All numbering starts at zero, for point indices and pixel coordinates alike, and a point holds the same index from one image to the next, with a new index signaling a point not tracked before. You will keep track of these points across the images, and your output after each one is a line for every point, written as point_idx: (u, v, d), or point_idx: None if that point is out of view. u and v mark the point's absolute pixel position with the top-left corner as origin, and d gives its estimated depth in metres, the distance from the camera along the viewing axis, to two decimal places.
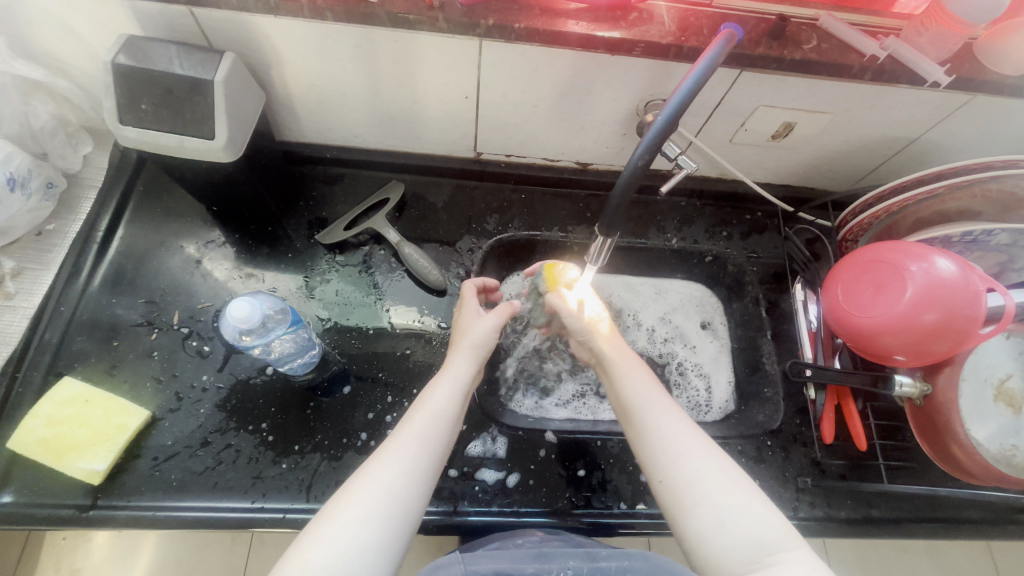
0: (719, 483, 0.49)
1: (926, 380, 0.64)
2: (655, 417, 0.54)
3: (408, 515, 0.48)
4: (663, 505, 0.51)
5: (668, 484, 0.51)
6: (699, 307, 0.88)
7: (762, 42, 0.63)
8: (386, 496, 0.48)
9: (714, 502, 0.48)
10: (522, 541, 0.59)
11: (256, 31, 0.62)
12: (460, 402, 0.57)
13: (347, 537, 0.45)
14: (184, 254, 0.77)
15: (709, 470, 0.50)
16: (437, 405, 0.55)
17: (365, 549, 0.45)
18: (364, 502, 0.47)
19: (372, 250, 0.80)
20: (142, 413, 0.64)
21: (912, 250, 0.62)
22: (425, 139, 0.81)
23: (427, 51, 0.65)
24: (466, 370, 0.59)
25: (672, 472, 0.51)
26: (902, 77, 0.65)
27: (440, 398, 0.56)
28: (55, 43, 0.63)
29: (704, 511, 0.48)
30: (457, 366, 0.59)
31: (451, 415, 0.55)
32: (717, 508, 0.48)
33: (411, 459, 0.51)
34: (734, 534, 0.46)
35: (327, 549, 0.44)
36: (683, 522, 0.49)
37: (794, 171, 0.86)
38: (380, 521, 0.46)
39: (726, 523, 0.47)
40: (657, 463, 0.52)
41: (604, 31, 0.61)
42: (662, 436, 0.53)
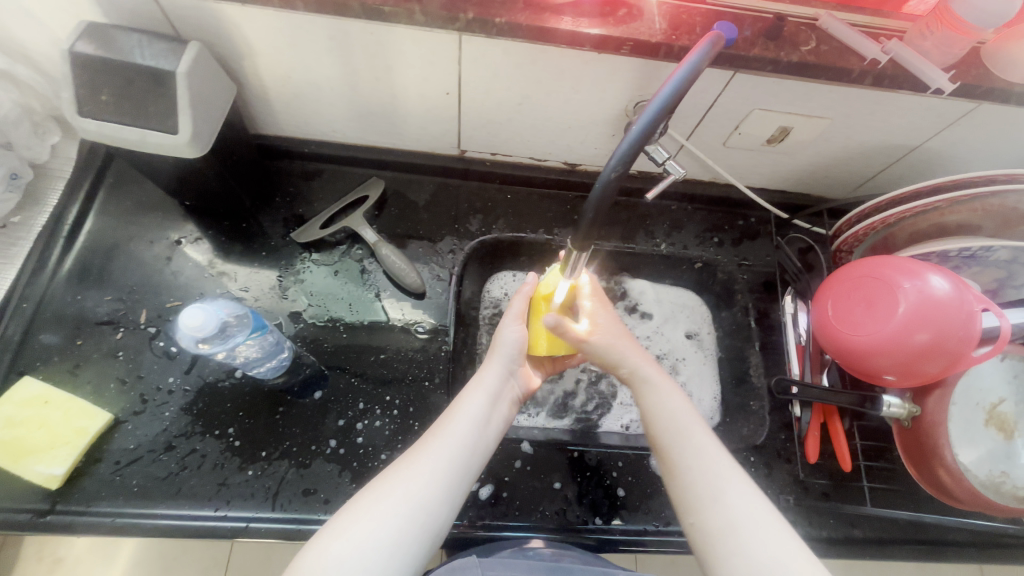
0: (742, 516, 0.49)
1: (915, 402, 0.62)
2: (688, 454, 0.53)
3: (434, 515, 0.47)
4: (689, 531, 0.51)
5: (689, 509, 0.50)
6: (688, 317, 0.86)
7: (758, 42, 0.60)
8: (413, 497, 0.47)
9: (735, 536, 0.48)
10: (533, 554, 0.57)
11: (224, 21, 0.59)
12: (490, 408, 0.56)
13: (368, 532, 0.45)
14: (155, 250, 0.74)
15: (733, 501, 0.50)
16: (472, 411, 0.55)
17: (386, 547, 0.44)
18: (393, 500, 0.46)
19: (349, 249, 0.78)
20: (104, 416, 0.62)
21: (905, 266, 0.60)
22: (407, 135, 0.78)
23: (406, 44, 0.62)
24: (496, 378, 0.58)
25: (697, 503, 0.50)
26: (904, 83, 0.62)
27: (476, 406, 0.55)
28: (14, 28, 0.60)
29: (727, 544, 0.48)
30: (487, 375, 0.58)
31: (485, 417, 0.55)
32: (740, 541, 0.47)
33: (441, 462, 0.50)
34: (756, 570, 0.46)
35: (349, 540, 0.44)
36: (721, 568, 0.47)
37: (789, 177, 0.83)
38: (400, 524, 0.45)
39: (747, 556, 0.46)
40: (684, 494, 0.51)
41: (591, 27, 0.58)
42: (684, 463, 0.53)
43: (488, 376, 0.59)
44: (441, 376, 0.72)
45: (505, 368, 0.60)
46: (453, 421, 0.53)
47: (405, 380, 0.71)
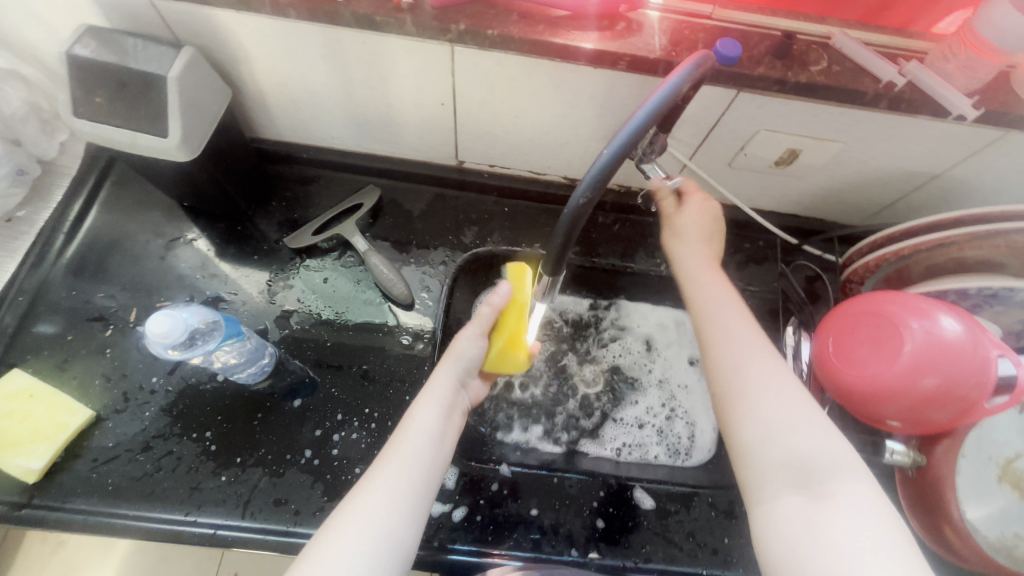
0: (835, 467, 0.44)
1: (922, 451, 0.57)
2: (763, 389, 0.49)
3: (399, 544, 0.45)
4: (743, 472, 0.47)
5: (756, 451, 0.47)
6: (693, 341, 0.82)
7: (765, 61, 0.57)
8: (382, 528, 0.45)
9: (764, 415, 0.47)
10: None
11: (219, 27, 0.59)
12: (441, 423, 0.54)
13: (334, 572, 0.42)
14: (151, 249, 0.75)
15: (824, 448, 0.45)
16: (424, 428, 0.52)
17: None
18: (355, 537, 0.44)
19: (341, 256, 0.77)
20: (85, 413, 0.63)
21: (914, 305, 0.56)
22: (405, 144, 0.77)
23: (399, 54, 0.61)
24: (446, 389, 0.56)
25: (735, 387, 0.50)
26: (923, 107, 0.58)
27: (423, 425, 0.52)
28: (22, 29, 0.62)
29: (762, 428, 0.47)
30: (436, 385, 0.56)
31: (437, 434, 0.53)
32: (771, 426, 0.47)
33: (393, 493, 0.47)
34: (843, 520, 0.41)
35: None
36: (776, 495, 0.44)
37: (800, 201, 0.79)
38: (365, 562, 0.43)
39: (781, 438, 0.46)
40: (725, 386, 0.51)
41: (586, 42, 0.56)
42: (727, 353, 0.52)
43: (434, 393, 0.55)
44: (423, 390, 0.70)
45: (455, 375, 0.57)
46: (400, 444, 0.51)
47: (386, 393, 0.70)
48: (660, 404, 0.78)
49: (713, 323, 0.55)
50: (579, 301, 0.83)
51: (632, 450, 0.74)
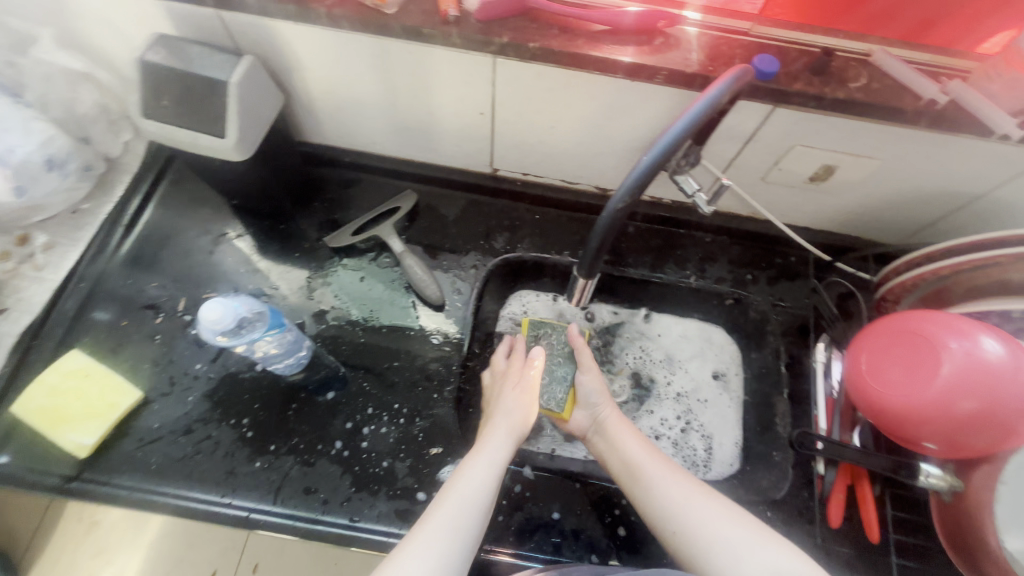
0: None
1: (959, 475, 0.56)
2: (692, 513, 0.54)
3: None
4: None
5: None
6: (716, 355, 0.82)
7: (802, 77, 0.58)
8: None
9: (719, 559, 0.50)
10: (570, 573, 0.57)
11: (278, 37, 0.63)
12: (495, 484, 0.56)
13: None
14: (201, 244, 0.79)
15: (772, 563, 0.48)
16: (477, 484, 0.55)
17: None
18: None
19: (377, 257, 0.80)
20: (134, 394, 0.66)
21: (952, 324, 0.55)
22: (442, 151, 0.80)
23: (444, 65, 0.64)
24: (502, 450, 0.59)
25: (680, 519, 0.54)
26: (966, 126, 0.57)
27: (475, 482, 0.55)
28: (101, 37, 0.68)
29: (724, 551, 0.50)
30: (493, 445, 0.60)
31: (490, 491, 0.55)
32: (723, 537, 0.51)
33: (450, 546, 0.49)
34: None
35: None
36: None
37: (835, 218, 0.78)
38: None
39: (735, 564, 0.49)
40: (668, 514, 0.55)
41: (625, 56, 0.58)
42: (662, 490, 0.57)
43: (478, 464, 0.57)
44: (450, 389, 0.72)
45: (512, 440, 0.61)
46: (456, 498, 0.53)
47: (415, 391, 0.72)
48: (676, 416, 0.78)
49: (641, 466, 0.60)
50: (606, 309, 0.85)
51: None
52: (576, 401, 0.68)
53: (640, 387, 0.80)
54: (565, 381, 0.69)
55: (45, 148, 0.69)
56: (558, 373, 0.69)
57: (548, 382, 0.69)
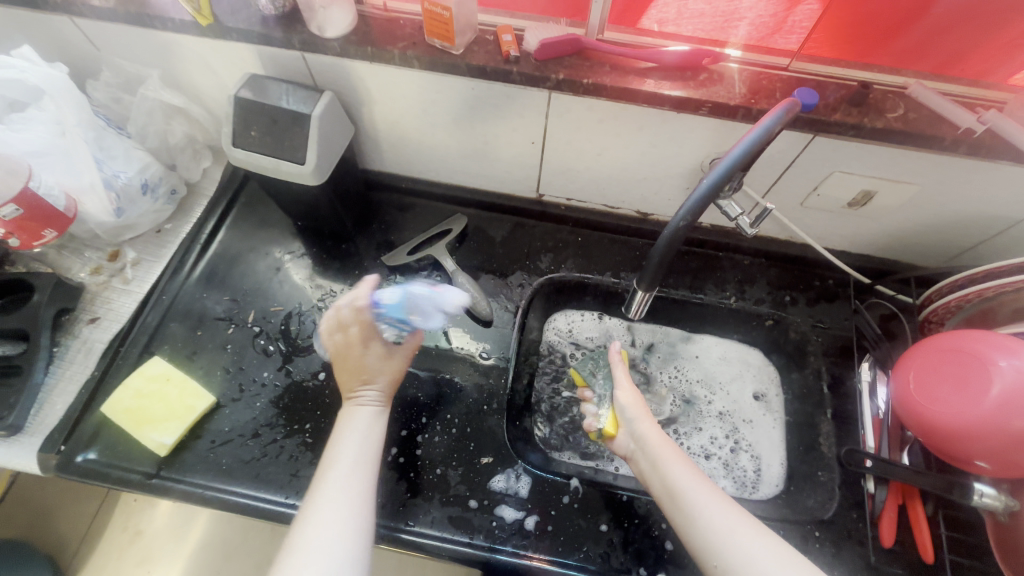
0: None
1: (1013, 494, 0.56)
2: (737, 543, 0.51)
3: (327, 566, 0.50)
4: None
5: None
6: (756, 376, 0.83)
7: (841, 108, 0.62)
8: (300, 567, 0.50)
9: None
10: None
11: (353, 75, 0.71)
12: (367, 454, 0.60)
13: None
14: (268, 262, 0.85)
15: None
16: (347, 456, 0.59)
17: None
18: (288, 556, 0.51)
19: (429, 275, 0.85)
20: (209, 398, 0.71)
21: (1001, 343, 0.56)
22: (492, 178, 0.86)
23: (500, 99, 0.70)
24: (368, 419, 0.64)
25: (724, 554, 0.51)
26: (1005, 153, 0.60)
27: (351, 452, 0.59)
28: (196, 76, 0.76)
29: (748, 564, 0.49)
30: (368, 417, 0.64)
31: (360, 461, 0.59)
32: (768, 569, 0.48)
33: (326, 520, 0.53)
34: None
35: None
36: None
37: (874, 242, 0.80)
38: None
39: None
40: (713, 547, 0.52)
41: (672, 90, 0.63)
42: (706, 519, 0.53)
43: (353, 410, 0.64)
44: (499, 401, 0.75)
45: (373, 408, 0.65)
46: (335, 468, 0.58)
47: (467, 403, 0.75)
48: (724, 436, 0.79)
49: (684, 492, 0.56)
50: (646, 330, 0.88)
51: None
52: (617, 420, 0.68)
53: (683, 406, 0.82)
54: (606, 400, 0.70)
55: (141, 174, 0.77)
56: (600, 392, 0.71)
57: (594, 400, 0.72)
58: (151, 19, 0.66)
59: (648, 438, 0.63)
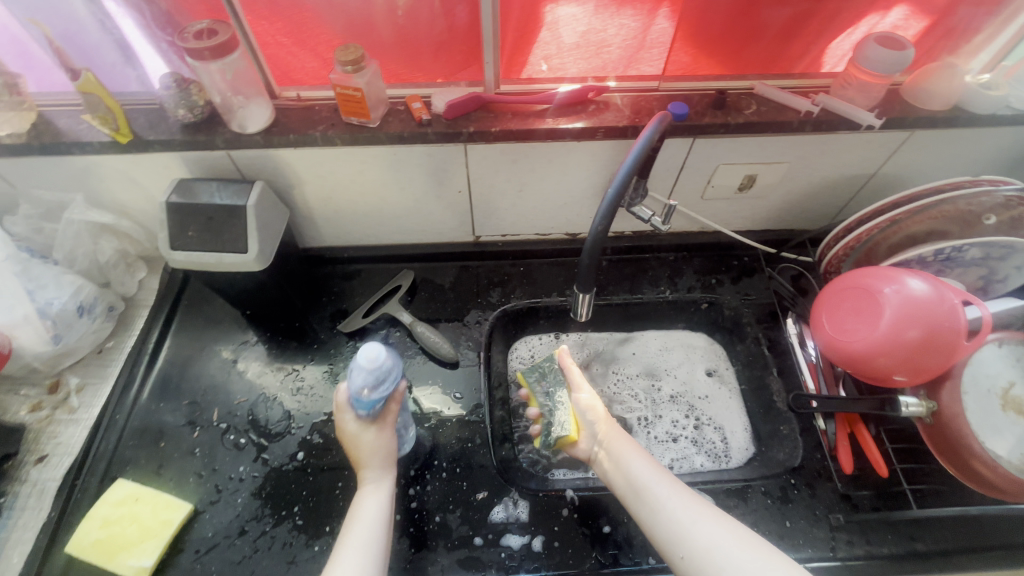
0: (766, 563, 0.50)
1: (931, 397, 0.65)
2: (705, 530, 0.54)
3: None
4: None
5: None
6: (703, 357, 0.92)
7: (708, 112, 0.74)
8: None
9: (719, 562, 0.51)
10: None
11: (281, 163, 0.75)
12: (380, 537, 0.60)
13: None
14: (222, 357, 0.84)
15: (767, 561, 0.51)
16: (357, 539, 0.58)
17: None
18: None
19: (389, 332, 0.87)
20: (186, 507, 0.69)
21: (884, 274, 0.67)
22: (429, 230, 0.92)
23: (422, 158, 0.77)
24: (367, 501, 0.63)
25: (689, 543, 0.54)
26: (840, 125, 0.73)
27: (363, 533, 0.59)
28: (121, 191, 0.78)
29: (714, 548, 0.52)
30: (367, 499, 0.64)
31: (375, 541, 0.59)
32: (731, 557, 0.51)
33: None
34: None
35: None
36: None
37: (769, 217, 0.93)
38: None
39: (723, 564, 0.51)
40: (676, 535, 0.55)
41: (569, 123, 0.72)
42: (670, 512, 0.57)
43: (367, 507, 0.62)
44: (482, 435, 0.78)
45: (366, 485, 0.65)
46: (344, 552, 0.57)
47: (453, 446, 0.77)
48: (683, 416, 0.86)
49: (648, 487, 0.59)
50: (601, 338, 0.95)
51: (679, 463, 0.82)
52: (580, 423, 0.69)
53: (649, 399, 0.89)
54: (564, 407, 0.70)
55: (74, 297, 0.76)
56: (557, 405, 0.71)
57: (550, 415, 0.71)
58: (68, 146, 0.68)
59: (607, 441, 0.67)
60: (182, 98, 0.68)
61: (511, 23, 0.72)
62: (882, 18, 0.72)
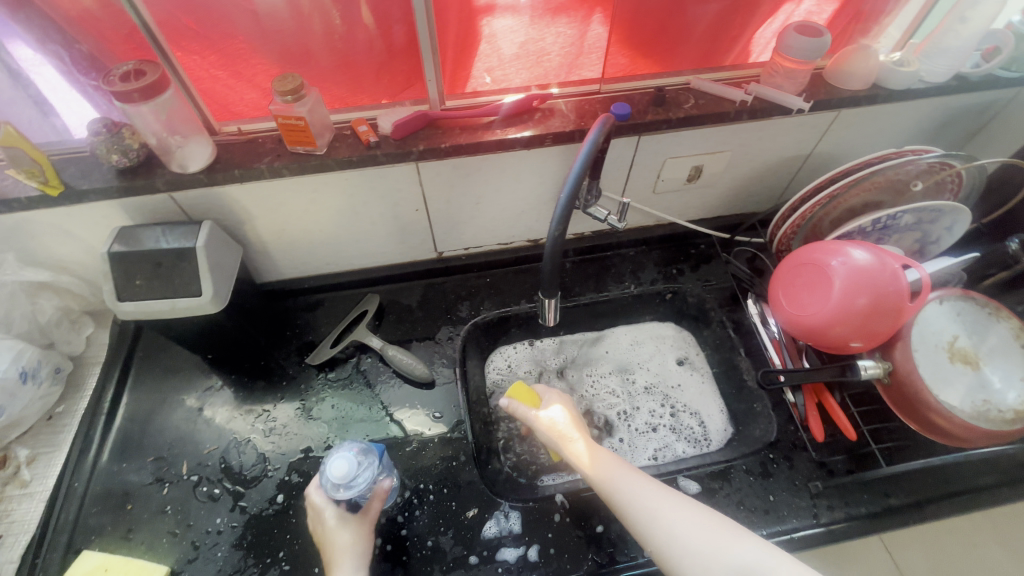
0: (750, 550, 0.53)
1: (885, 358, 0.68)
2: (676, 523, 0.56)
3: None
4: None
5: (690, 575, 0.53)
6: (673, 346, 0.94)
7: (649, 110, 0.76)
8: None
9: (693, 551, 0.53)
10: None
11: (228, 199, 0.73)
12: None
13: None
14: (186, 406, 0.80)
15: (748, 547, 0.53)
16: None
17: None
18: None
19: (360, 359, 0.86)
20: (161, 570, 0.65)
21: (830, 248, 0.70)
22: (390, 252, 0.91)
23: (375, 181, 0.76)
24: None
25: (660, 536, 0.55)
26: (773, 111, 0.77)
27: None
28: (57, 246, 0.74)
29: (687, 538, 0.54)
30: None
31: None
32: (696, 548, 0.53)
33: None
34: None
35: None
36: None
37: (720, 204, 0.96)
38: None
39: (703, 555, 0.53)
40: (648, 530, 0.56)
41: (517, 132, 0.73)
42: (640, 507, 0.58)
43: None
44: (466, 452, 0.77)
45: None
46: None
47: (437, 467, 0.75)
48: (661, 406, 0.88)
49: (616, 485, 0.60)
50: (574, 339, 0.96)
51: (663, 452, 0.83)
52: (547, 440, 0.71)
53: (627, 393, 0.90)
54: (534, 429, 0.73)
55: (16, 363, 0.72)
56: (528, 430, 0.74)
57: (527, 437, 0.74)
58: None
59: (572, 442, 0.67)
60: (115, 143, 0.64)
61: (449, 39, 0.72)
62: (800, 7, 0.77)
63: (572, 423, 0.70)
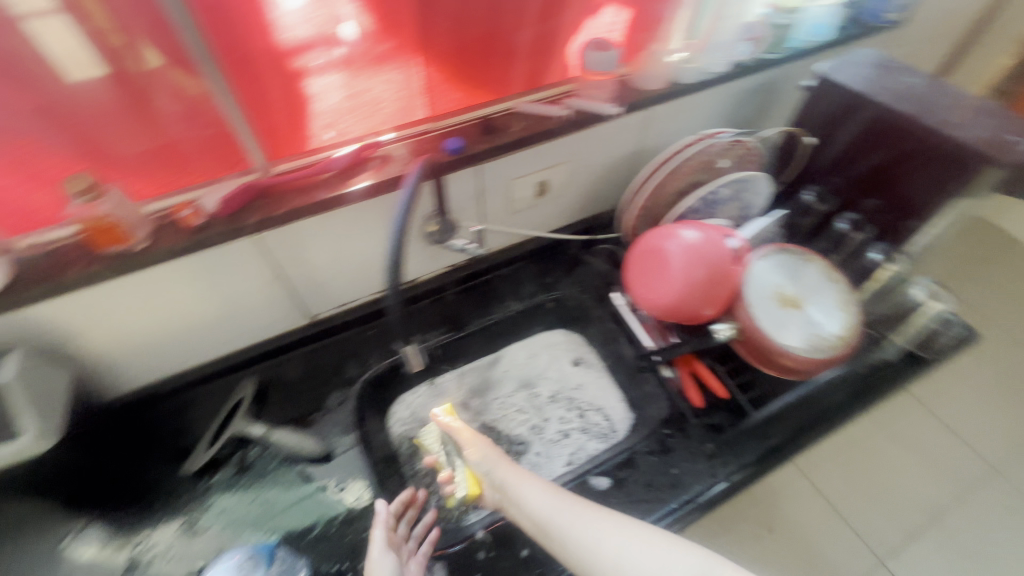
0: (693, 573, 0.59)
1: (733, 319, 0.76)
2: (612, 546, 0.62)
3: None
4: None
5: None
6: (566, 348, 0.96)
7: (481, 140, 0.79)
8: None
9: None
10: None
11: (41, 320, 0.65)
12: None
13: None
14: (38, 564, 0.69)
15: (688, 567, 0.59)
16: None
17: None
18: None
19: (243, 454, 0.79)
20: None
21: (663, 232, 0.77)
22: (257, 328, 0.85)
23: (214, 262, 0.71)
24: None
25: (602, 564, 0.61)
26: (592, 119, 0.84)
27: None
28: None
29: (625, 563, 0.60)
30: None
31: None
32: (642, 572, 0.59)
33: None
34: None
35: None
36: None
37: (574, 208, 1.02)
38: None
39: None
40: (589, 560, 0.61)
41: (356, 185, 0.72)
42: (574, 536, 0.63)
43: None
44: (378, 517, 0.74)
45: None
46: None
47: (351, 541, 0.73)
48: (567, 411, 0.90)
49: (549, 520, 0.65)
50: (474, 367, 0.94)
51: (576, 456, 0.85)
52: (474, 478, 0.73)
53: (533, 406, 0.91)
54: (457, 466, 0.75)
55: None
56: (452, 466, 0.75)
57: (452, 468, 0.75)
58: None
59: (498, 479, 0.71)
60: None
61: (274, 104, 0.67)
62: (600, 21, 0.83)
63: (493, 452, 0.74)
